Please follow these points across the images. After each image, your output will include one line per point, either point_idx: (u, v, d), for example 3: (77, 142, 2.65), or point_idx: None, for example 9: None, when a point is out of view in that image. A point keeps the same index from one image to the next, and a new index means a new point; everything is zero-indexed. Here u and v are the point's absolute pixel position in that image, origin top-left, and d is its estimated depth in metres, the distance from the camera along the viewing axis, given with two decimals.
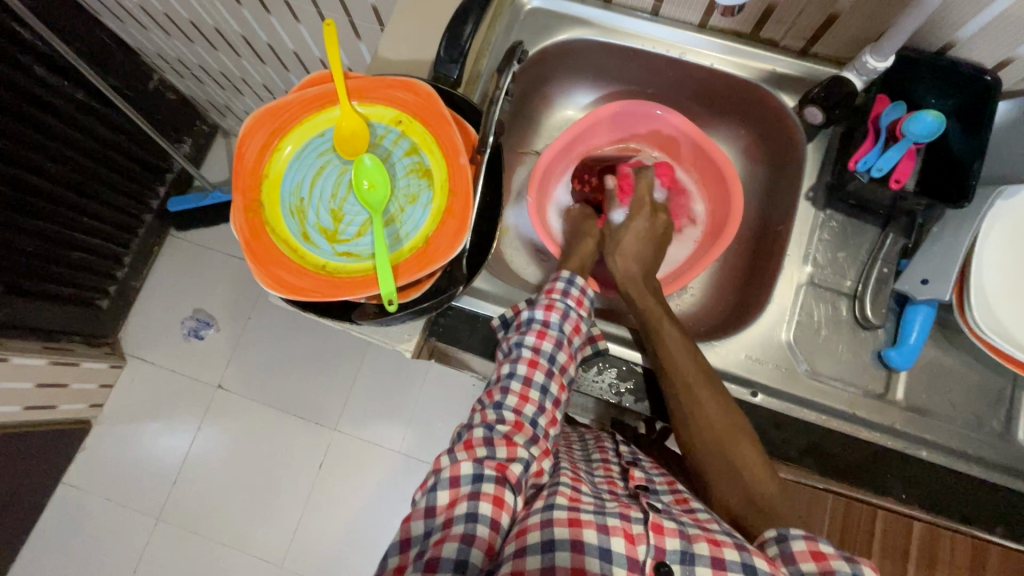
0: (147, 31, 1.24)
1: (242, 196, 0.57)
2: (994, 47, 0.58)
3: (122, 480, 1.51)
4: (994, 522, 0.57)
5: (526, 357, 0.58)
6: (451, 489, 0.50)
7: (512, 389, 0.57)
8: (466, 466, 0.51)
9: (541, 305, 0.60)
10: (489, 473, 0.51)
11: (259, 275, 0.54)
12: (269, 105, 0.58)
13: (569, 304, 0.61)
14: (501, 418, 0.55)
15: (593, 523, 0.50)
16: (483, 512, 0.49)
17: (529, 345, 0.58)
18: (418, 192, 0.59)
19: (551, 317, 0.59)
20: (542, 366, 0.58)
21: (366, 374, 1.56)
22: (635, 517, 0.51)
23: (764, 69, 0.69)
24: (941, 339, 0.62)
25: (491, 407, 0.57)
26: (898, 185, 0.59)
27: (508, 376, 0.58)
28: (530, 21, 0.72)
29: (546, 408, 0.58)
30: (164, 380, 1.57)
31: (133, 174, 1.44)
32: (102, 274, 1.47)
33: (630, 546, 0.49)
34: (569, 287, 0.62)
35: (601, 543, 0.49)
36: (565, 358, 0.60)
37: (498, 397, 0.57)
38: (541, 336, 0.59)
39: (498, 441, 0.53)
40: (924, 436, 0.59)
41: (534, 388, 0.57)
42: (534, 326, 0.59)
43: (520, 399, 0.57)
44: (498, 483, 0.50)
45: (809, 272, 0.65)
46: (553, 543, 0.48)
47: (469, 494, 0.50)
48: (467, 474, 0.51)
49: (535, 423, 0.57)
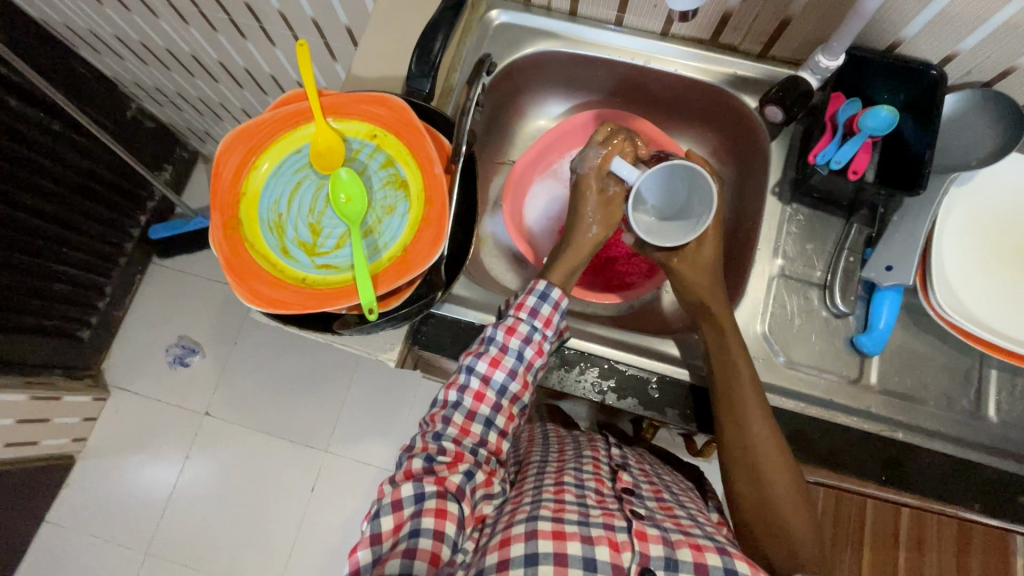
0: (127, 62, 1.26)
1: (220, 214, 0.57)
2: (938, 42, 0.61)
3: (108, 513, 1.47)
4: (970, 499, 0.59)
5: (473, 388, 0.59)
6: (394, 513, 0.54)
7: (453, 421, 0.59)
8: (407, 487, 0.54)
9: (505, 325, 0.59)
10: (430, 491, 0.54)
11: (239, 291, 0.55)
12: (245, 125, 0.59)
13: (535, 325, 0.60)
14: (442, 448, 0.58)
15: (575, 535, 0.54)
16: (425, 526, 0.52)
17: (481, 373, 0.59)
18: (396, 204, 0.60)
19: (511, 341, 0.59)
20: (489, 398, 0.59)
21: (357, 390, 1.55)
22: (619, 527, 0.56)
23: (726, 72, 0.72)
24: (908, 322, 0.64)
25: (431, 437, 0.59)
26: (856, 177, 0.61)
27: (452, 405, 0.60)
28: (500, 35, 0.74)
29: (488, 439, 0.60)
30: (149, 408, 1.54)
31: (115, 204, 1.44)
32: (85, 304, 1.45)
33: (614, 553, 0.54)
34: (541, 304, 0.60)
35: (584, 554, 0.53)
36: (519, 387, 0.60)
37: (439, 425, 0.59)
38: (496, 362, 0.59)
39: (439, 466, 0.57)
40: (898, 418, 0.61)
41: (475, 423, 0.60)
42: (491, 350, 0.59)
43: (460, 431, 0.59)
44: (439, 497, 0.54)
45: (779, 264, 0.67)
46: (535, 556, 0.53)
47: (412, 515, 0.53)
48: (409, 496, 0.54)
49: (475, 453, 0.59)
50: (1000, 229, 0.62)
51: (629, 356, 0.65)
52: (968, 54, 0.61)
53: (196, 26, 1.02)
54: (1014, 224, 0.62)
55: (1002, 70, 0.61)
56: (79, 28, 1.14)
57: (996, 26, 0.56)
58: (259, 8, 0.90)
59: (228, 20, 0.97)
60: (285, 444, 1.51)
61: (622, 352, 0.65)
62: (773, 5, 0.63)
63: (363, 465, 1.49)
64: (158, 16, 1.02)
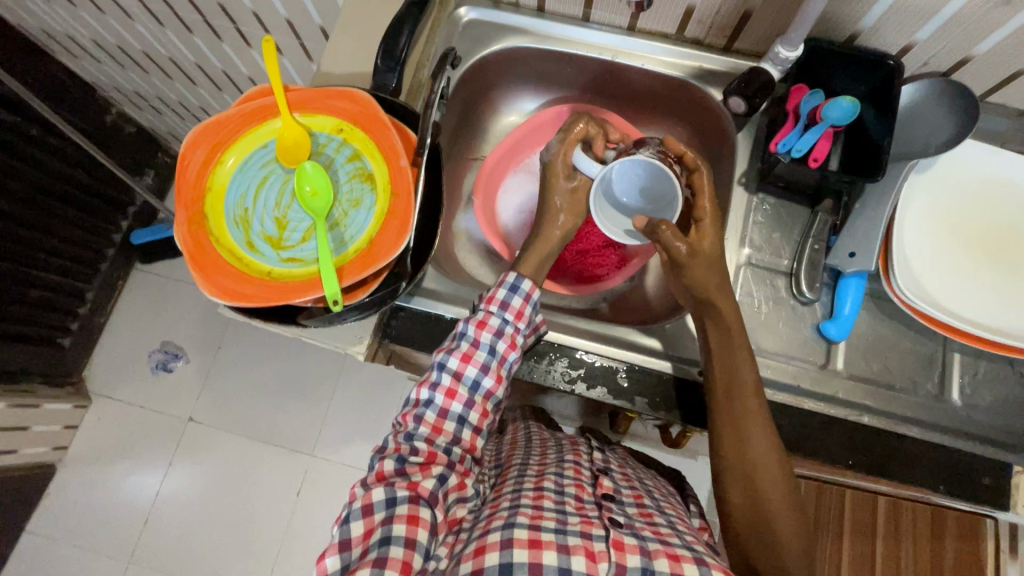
0: (105, 66, 1.25)
1: (184, 208, 0.57)
2: (895, 32, 0.62)
3: (90, 522, 1.45)
4: (935, 480, 0.59)
5: (445, 385, 0.58)
6: (364, 519, 0.52)
7: (425, 419, 0.58)
8: (378, 492, 0.53)
9: (476, 320, 0.60)
10: (401, 496, 0.53)
11: (202, 285, 0.55)
12: (209, 120, 0.59)
13: (506, 318, 0.60)
14: (415, 449, 0.57)
15: (552, 544, 0.52)
16: (396, 534, 0.51)
17: (453, 369, 0.58)
18: (362, 196, 0.61)
19: (482, 336, 0.59)
20: (461, 395, 0.58)
21: (342, 393, 1.54)
22: (597, 535, 0.54)
23: (692, 66, 0.73)
24: (873, 308, 0.65)
25: (403, 437, 0.58)
26: (817, 164, 0.63)
27: (424, 404, 0.58)
28: (469, 31, 0.75)
29: (462, 437, 0.59)
30: (132, 415, 1.53)
31: (95, 209, 1.43)
32: (65, 311, 1.44)
33: (590, 564, 0.52)
34: (511, 296, 0.60)
35: (560, 564, 0.51)
36: (492, 383, 0.59)
37: (411, 425, 0.58)
38: (467, 358, 0.58)
39: (411, 468, 0.56)
40: (864, 403, 0.62)
41: (449, 420, 0.58)
42: (462, 345, 0.59)
43: (432, 429, 0.58)
44: (411, 503, 0.53)
45: (746, 253, 0.67)
46: (510, 565, 0.51)
47: (383, 520, 0.52)
48: (380, 500, 0.53)
49: (450, 452, 0.58)
50: (961, 215, 0.63)
51: (597, 345, 0.65)
52: (924, 44, 0.62)
53: (171, 28, 1.02)
54: (973, 211, 0.63)
55: (957, 60, 0.62)
56: (55, 32, 1.14)
57: (948, 16, 0.58)
58: (233, 8, 0.91)
59: (203, 22, 0.97)
60: (269, 448, 1.50)
61: (589, 341, 0.65)
62: None
63: (349, 468, 1.48)
64: (133, 19, 1.02)
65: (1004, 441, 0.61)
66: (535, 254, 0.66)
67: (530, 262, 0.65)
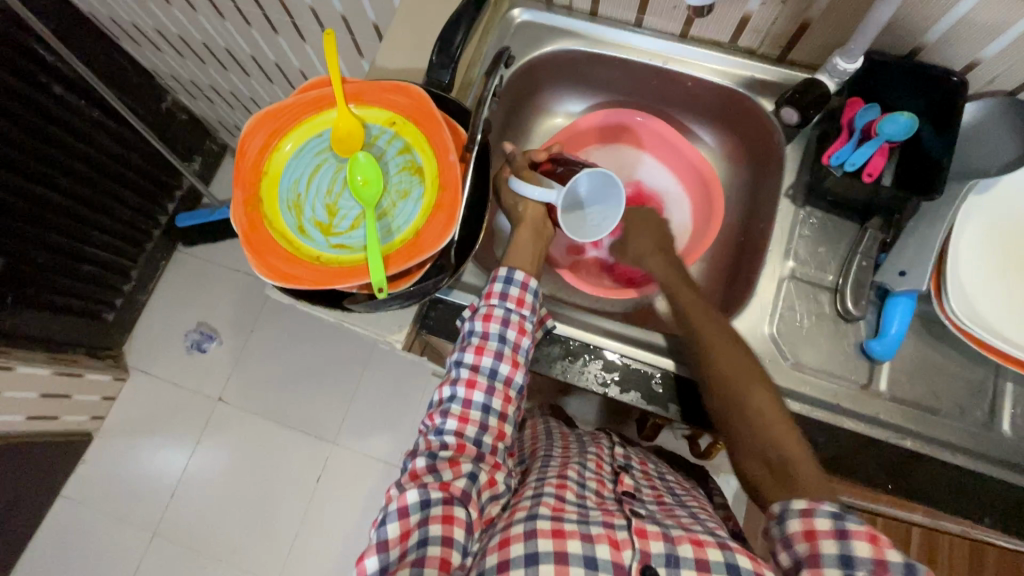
0: (165, 54, 1.30)
1: (242, 191, 0.60)
2: (961, 49, 0.61)
3: (119, 492, 1.51)
4: (981, 513, 0.57)
5: (464, 378, 0.60)
6: (400, 520, 0.52)
7: (451, 413, 0.59)
8: (412, 493, 0.53)
9: (480, 315, 0.61)
10: (435, 497, 0.53)
11: (254, 264, 0.57)
12: (271, 107, 0.62)
13: (508, 307, 0.61)
14: (444, 443, 0.58)
15: (575, 533, 0.53)
16: (433, 533, 0.51)
17: (468, 363, 0.60)
18: (410, 188, 0.62)
19: (489, 328, 0.60)
20: (482, 383, 0.59)
21: (366, 385, 1.57)
22: (619, 526, 0.55)
23: (744, 75, 0.73)
24: (920, 330, 0.63)
25: (433, 435, 0.59)
26: (872, 180, 0.62)
27: (448, 400, 0.60)
28: (520, 32, 0.76)
29: (489, 424, 0.60)
30: (166, 392, 1.58)
31: (145, 191, 1.49)
32: (112, 287, 1.50)
33: (614, 552, 0.53)
34: (507, 287, 0.61)
35: (584, 553, 0.52)
36: (509, 369, 0.60)
37: (439, 420, 0.59)
38: (479, 350, 0.60)
39: (442, 465, 0.56)
40: (906, 426, 0.60)
41: (473, 408, 0.59)
42: (473, 341, 0.61)
43: (459, 421, 0.59)
44: (445, 504, 0.53)
45: (790, 267, 0.66)
46: (536, 555, 0.51)
47: (419, 522, 0.52)
48: (414, 502, 0.52)
49: (479, 442, 0.59)
50: (1022, 238, 0.61)
51: (631, 348, 0.65)
52: (991, 61, 0.60)
53: (230, 20, 1.06)
54: None
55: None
56: (122, 21, 1.20)
57: (1021, 32, 0.56)
58: (291, 3, 0.94)
59: (262, 15, 1.01)
60: (294, 433, 1.53)
61: (620, 343, 0.65)
62: (793, 8, 0.63)
63: (370, 459, 1.50)
64: (196, 11, 1.06)
65: None
66: (514, 247, 0.67)
67: (512, 254, 0.67)
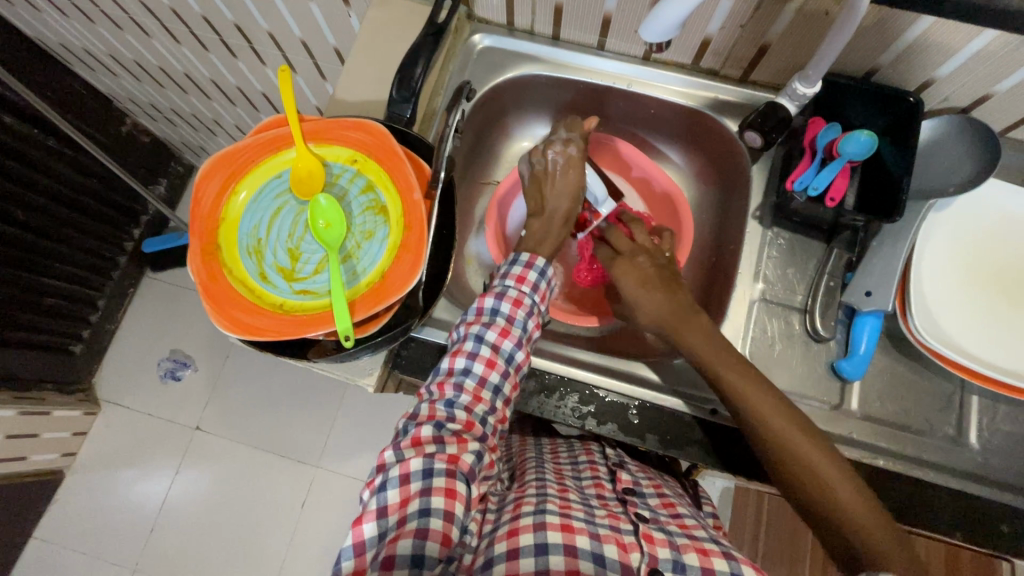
0: (123, 79, 1.26)
1: (199, 240, 0.58)
2: (915, 71, 0.62)
3: (97, 528, 1.46)
4: (953, 527, 0.58)
5: (484, 355, 0.57)
6: (401, 487, 0.50)
7: (465, 388, 0.56)
8: (416, 462, 0.51)
9: (509, 299, 0.60)
10: (439, 468, 0.51)
11: (214, 316, 0.55)
12: (225, 150, 0.60)
13: (535, 300, 0.62)
14: (452, 416, 0.55)
15: (584, 530, 0.53)
16: (436, 506, 0.49)
17: (489, 342, 0.58)
18: (375, 229, 0.60)
19: (516, 314, 0.60)
20: (500, 366, 0.57)
21: (347, 406, 1.54)
22: (626, 530, 0.55)
23: (708, 96, 0.73)
24: (888, 347, 0.64)
25: (441, 403, 0.55)
26: (835, 204, 0.62)
27: (461, 372, 0.57)
28: (482, 59, 0.75)
29: (496, 406, 0.58)
30: (140, 423, 1.54)
31: (108, 218, 1.44)
32: (77, 319, 1.45)
33: (624, 554, 0.52)
34: (540, 280, 0.62)
35: (593, 549, 0.52)
36: (523, 357, 0.59)
37: (450, 392, 0.56)
38: (504, 333, 0.58)
39: (449, 438, 0.53)
40: (879, 445, 0.61)
41: (486, 388, 0.57)
42: (498, 321, 0.59)
43: (471, 398, 0.56)
44: (449, 476, 0.51)
45: (760, 289, 0.67)
46: (546, 546, 0.51)
47: (421, 491, 0.50)
48: (417, 470, 0.51)
49: (484, 422, 0.56)
50: (983, 253, 0.63)
51: (609, 381, 0.64)
52: (944, 81, 0.61)
53: (187, 45, 1.03)
54: (997, 250, 0.63)
55: (977, 96, 0.62)
56: (73, 47, 1.15)
57: (971, 55, 0.57)
58: (249, 29, 0.91)
59: (219, 40, 0.98)
60: (276, 458, 1.50)
61: (597, 376, 0.64)
62: (751, 32, 0.63)
63: (354, 481, 1.48)
64: (151, 36, 1.03)
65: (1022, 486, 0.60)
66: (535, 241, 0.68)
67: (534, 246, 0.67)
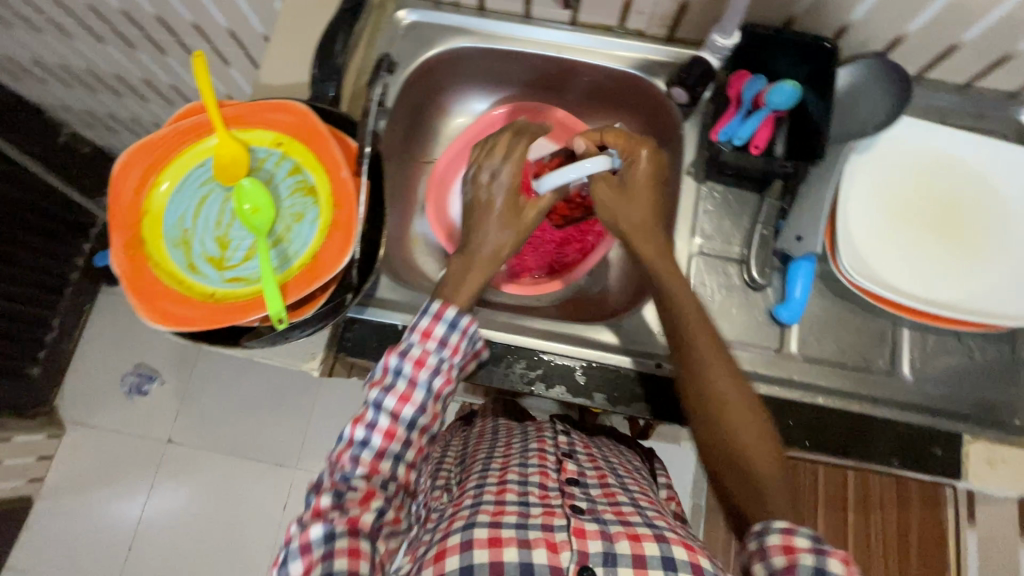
0: (52, 85, 1.21)
1: (120, 234, 0.56)
2: (829, 16, 0.63)
3: (73, 552, 1.42)
4: (891, 455, 0.60)
5: (382, 427, 0.50)
6: (302, 558, 0.45)
7: (362, 460, 0.50)
8: (314, 530, 0.45)
9: (412, 357, 0.53)
10: (340, 529, 0.46)
11: (140, 310, 0.53)
12: (141, 141, 0.58)
13: (443, 355, 0.54)
14: (351, 486, 0.49)
15: (513, 540, 0.52)
16: (339, 568, 0.45)
17: (388, 409, 0.51)
18: (305, 210, 0.60)
19: (420, 374, 0.52)
20: (400, 436, 0.51)
21: (321, 404, 1.52)
22: (559, 526, 0.53)
23: (636, 57, 0.74)
24: (823, 289, 0.66)
25: (338, 476, 0.49)
26: (760, 151, 0.63)
27: (359, 444, 0.50)
28: (410, 34, 0.74)
29: (398, 475, 0.51)
30: (109, 441, 1.50)
31: (54, 233, 1.39)
32: (31, 340, 1.40)
33: (553, 555, 0.51)
34: (449, 333, 0.54)
35: (522, 560, 0.50)
36: (429, 420, 0.53)
37: (348, 464, 0.49)
38: (405, 398, 0.51)
39: (350, 504, 0.48)
40: (818, 384, 0.63)
41: (386, 459, 0.51)
42: (398, 385, 0.52)
43: (371, 468, 0.50)
44: (352, 536, 0.46)
45: (698, 243, 0.68)
46: (471, 566, 0.50)
47: (323, 557, 0.45)
48: (317, 538, 0.45)
49: (392, 486, 0.51)
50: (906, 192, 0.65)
51: (556, 344, 0.65)
52: (857, 25, 0.63)
53: (111, 44, 0.99)
54: (919, 187, 0.65)
55: (890, 38, 0.63)
56: None
57: None
58: (173, 21, 0.88)
59: (144, 37, 0.95)
60: (253, 464, 1.48)
61: (545, 341, 0.65)
62: None
63: None
64: (72, 37, 0.99)
65: (954, 410, 0.62)
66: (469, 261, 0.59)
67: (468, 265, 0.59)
